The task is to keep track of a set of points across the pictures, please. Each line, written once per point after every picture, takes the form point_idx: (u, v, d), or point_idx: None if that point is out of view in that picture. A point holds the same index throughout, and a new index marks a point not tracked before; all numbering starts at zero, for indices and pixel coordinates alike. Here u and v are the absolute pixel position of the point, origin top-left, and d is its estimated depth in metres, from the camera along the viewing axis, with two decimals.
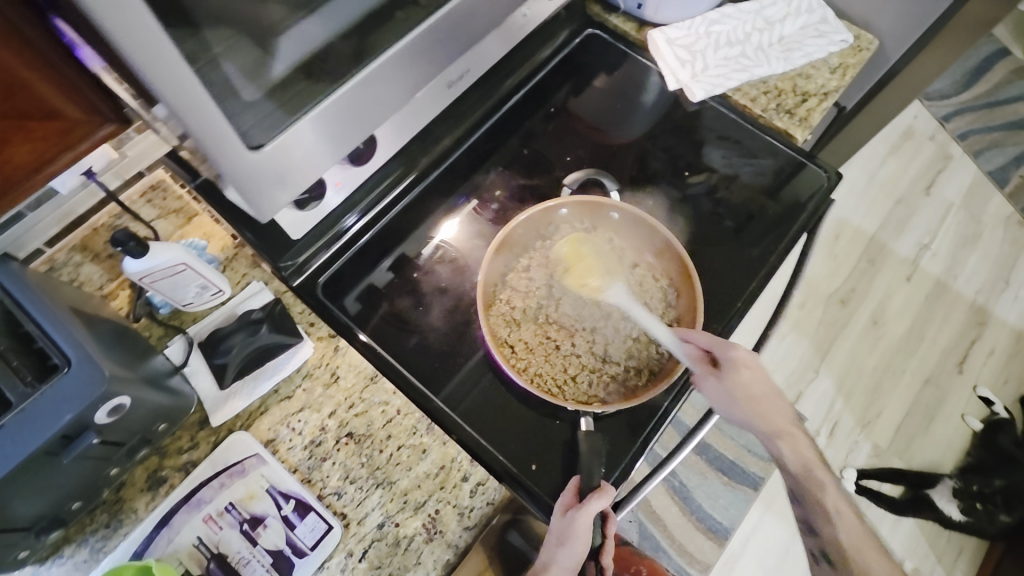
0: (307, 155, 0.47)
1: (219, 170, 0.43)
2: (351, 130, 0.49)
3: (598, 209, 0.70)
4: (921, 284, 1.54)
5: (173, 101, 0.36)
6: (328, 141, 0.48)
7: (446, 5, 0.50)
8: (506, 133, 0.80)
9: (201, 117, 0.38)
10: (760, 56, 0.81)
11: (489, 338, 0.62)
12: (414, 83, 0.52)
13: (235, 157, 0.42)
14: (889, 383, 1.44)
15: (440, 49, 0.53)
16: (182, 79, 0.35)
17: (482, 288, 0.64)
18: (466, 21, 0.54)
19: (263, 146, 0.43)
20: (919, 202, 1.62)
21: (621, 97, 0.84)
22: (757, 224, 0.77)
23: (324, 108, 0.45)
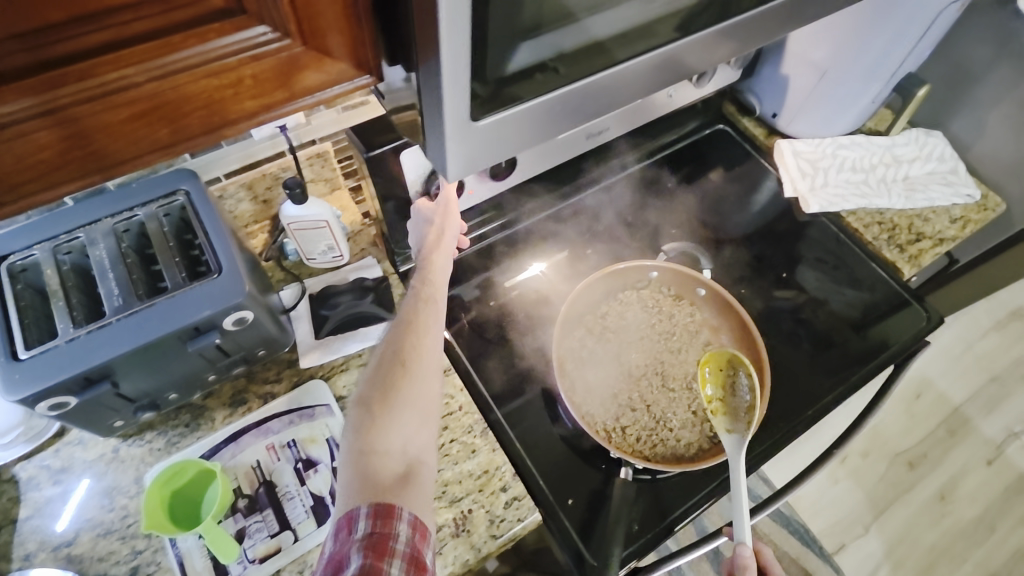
0: (503, 142, 0.48)
1: (435, 128, 0.43)
2: (540, 130, 0.50)
3: (684, 281, 0.72)
4: (1002, 473, 1.42)
5: (444, 62, 0.37)
6: (522, 132, 0.48)
7: (662, 48, 0.52)
8: (620, 196, 0.86)
9: (453, 80, 0.39)
10: (881, 187, 0.83)
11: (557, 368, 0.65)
12: (596, 109, 0.52)
13: (457, 124, 0.43)
14: (946, 568, 1.31)
15: (643, 83, 0.54)
16: (460, 46, 0.37)
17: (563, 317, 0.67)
18: (668, 70, 0.55)
19: (479, 120, 0.44)
20: (1016, 386, 1.52)
21: (734, 192, 0.89)
22: (842, 344, 0.77)
23: (535, 104, 0.47)
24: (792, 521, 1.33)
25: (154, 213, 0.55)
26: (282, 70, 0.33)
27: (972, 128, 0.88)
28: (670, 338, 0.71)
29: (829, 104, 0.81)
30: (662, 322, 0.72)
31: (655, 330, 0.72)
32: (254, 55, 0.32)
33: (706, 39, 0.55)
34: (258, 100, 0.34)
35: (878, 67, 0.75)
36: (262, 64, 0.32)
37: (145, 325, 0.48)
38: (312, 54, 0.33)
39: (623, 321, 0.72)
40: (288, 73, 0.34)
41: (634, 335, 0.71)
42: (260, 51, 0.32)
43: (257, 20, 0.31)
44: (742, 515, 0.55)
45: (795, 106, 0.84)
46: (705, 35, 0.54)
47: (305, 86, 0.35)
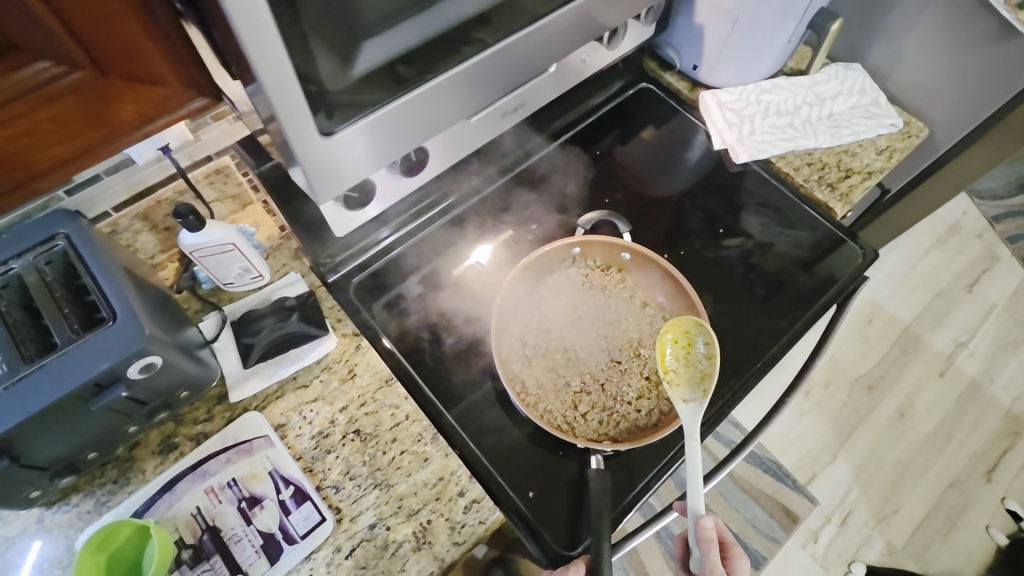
0: (370, 149, 0.48)
1: (292, 151, 0.44)
2: (408, 132, 0.50)
3: (609, 249, 0.70)
4: (954, 383, 1.49)
5: (268, 80, 0.38)
6: (392, 134, 0.49)
7: (534, 25, 0.52)
8: (551, 170, 0.83)
9: (286, 99, 0.39)
10: (807, 128, 0.83)
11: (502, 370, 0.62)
12: (467, 104, 0.53)
13: (307, 141, 0.43)
14: (911, 481, 1.38)
15: (523, 62, 0.54)
16: (278, 64, 0.37)
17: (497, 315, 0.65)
18: (548, 42, 0.55)
19: (334, 133, 0.45)
20: (960, 298, 1.59)
21: (666, 150, 0.87)
22: (787, 293, 0.77)
23: (399, 105, 0.47)
24: (765, 459, 1.37)
25: (31, 263, 0.50)
26: (100, 108, 0.42)
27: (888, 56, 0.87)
28: (607, 310, 0.70)
29: (749, 51, 0.80)
30: (598, 295, 0.70)
31: (592, 306, 0.70)
32: (66, 94, 0.40)
33: None
34: (89, 138, 0.43)
35: (789, 6, 0.74)
36: (55, 93, 0.40)
37: (35, 391, 0.44)
38: (118, 85, 0.42)
39: (561, 304, 0.70)
40: (109, 108, 0.43)
41: (573, 314, 0.69)
42: (52, 83, 0.39)
43: (35, 57, 0.39)
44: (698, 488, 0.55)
45: (716, 57, 0.82)
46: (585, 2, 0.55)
47: (123, 115, 0.43)
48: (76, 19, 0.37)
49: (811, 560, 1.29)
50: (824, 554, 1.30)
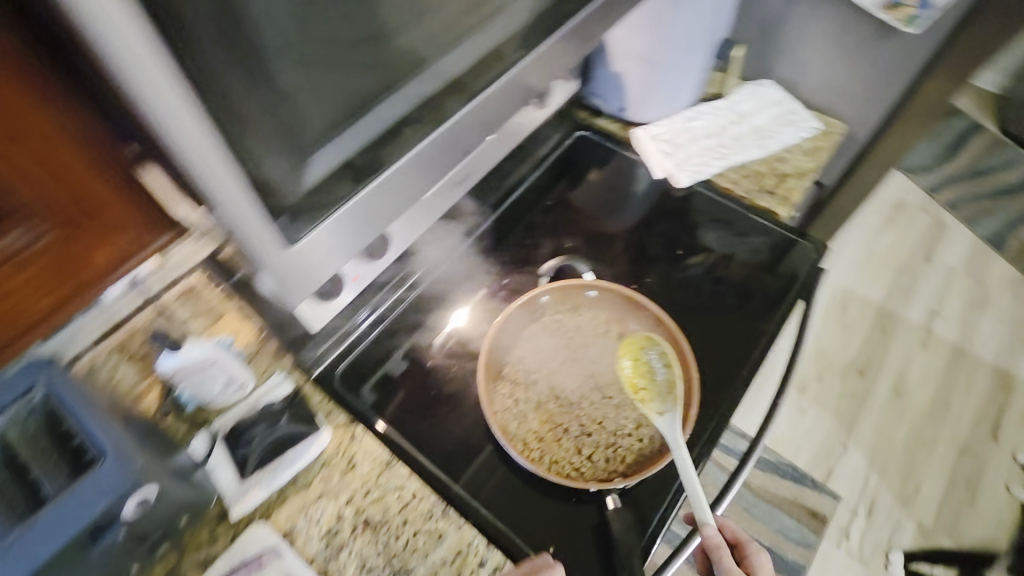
0: (343, 244, 0.45)
1: (260, 263, 0.41)
2: (378, 217, 0.47)
3: (574, 292, 0.72)
4: (938, 351, 1.53)
5: (216, 199, 0.34)
6: (365, 221, 0.45)
7: (496, 84, 0.50)
8: (510, 225, 0.85)
9: (241, 220, 0.37)
10: (736, 144, 0.89)
11: (501, 434, 0.62)
12: (439, 175, 0.50)
13: (271, 253, 0.40)
14: (924, 456, 1.39)
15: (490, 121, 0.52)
16: (229, 186, 0.34)
17: (483, 380, 0.65)
18: (510, 99, 0.53)
19: (299, 240, 0.41)
20: (921, 269, 1.66)
21: (612, 188, 0.91)
22: (755, 301, 0.80)
23: (370, 191, 0.44)
24: (780, 464, 1.36)
25: (12, 417, 0.49)
26: (71, 265, 0.41)
27: (799, 66, 0.94)
28: (588, 349, 0.71)
29: (672, 81, 0.86)
30: (576, 336, 0.71)
31: (573, 347, 0.71)
32: (38, 256, 0.38)
33: (545, 54, 0.55)
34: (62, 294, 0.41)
35: (697, 35, 0.80)
36: (27, 258, 0.38)
37: (31, 550, 0.43)
38: (94, 234, 0.41)
39: (540, 354, 0.70)
40: (80, 262, 0.41)
41: (555, 361, 0.70)
42: (27, 248, 0.37)
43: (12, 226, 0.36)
44: (700, 497, 0.55)
45: (644, 93, 0.88)
46: (528, 64, 0.53)
47: (98, 265, 0.43)
48: (54, 178, 0.37)
49: (848, 558, 1.27)
50: (860, 550, 1.28)
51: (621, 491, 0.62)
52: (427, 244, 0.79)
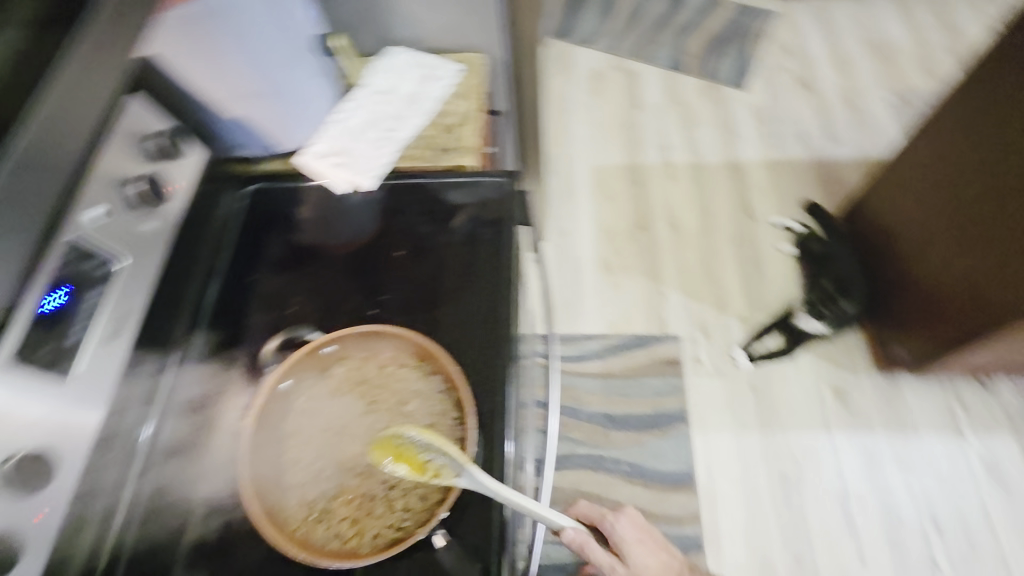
0: None
1: None
2: None
3: (311, 358, 0.64)
4: (682, 175, 1.76)
5: None
6: None
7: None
8: (225, 317, 0.74)
9: None
10: (396, 119, 0.87)
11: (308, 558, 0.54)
12: None
13: None
14: (715, 262, 1.60)
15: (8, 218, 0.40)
16: None
17: (258, 515, 0.55)
18: (28, 180, 0.41)
19: None
20: (638, 117, 1.88)
21: (325, 218, 0.82)
22: (480, 253, 0.77)
23: None
24: (624, 341, 1.50)
25: None
26: None
27: (414, 18, 0.94)
28: (354, 402, 0.64)
29: (292, 92, 0.78)
30: (337, 398, 0.64)
31: (339, 411, 0.63)
32: None
33: (65, 88, 0.44)
34: None
35: (277, 37, 0.71)
36: None
37: None
38: None
39: (312, 444, 0.61)
40: None
41: (332, 443, 0.61)
42: None
43: None
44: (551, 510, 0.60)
45: (276, 118, 0.79)
46: (24, 140, 0.41)
47: None
48: None
49: (709, 377, 1.44)
50: (713, 365, 1.46)
51: (447, 523, 0.59)
52: (139, 393, 0.65)
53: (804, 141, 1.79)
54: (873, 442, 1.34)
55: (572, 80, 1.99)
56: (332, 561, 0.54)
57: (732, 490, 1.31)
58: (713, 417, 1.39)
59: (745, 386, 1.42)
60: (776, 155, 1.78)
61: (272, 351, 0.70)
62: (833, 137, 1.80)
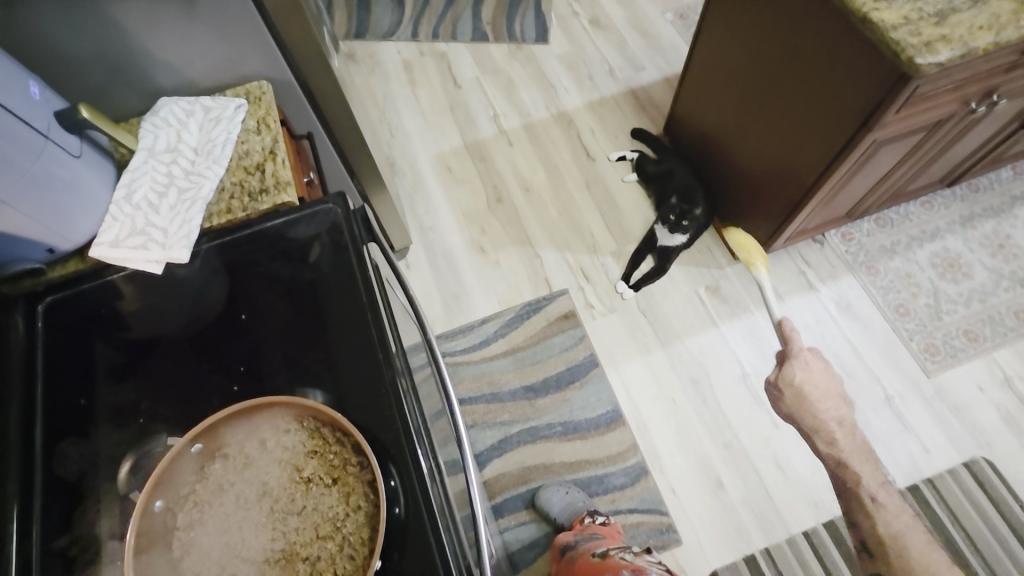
0: None
1: None
2: None
3: (175, 468, 0.57)
4: (520, 139, 1.79)
5: None
6: None
7: None
8: (61, 454, 0.62)
9: None
10: (193, 177, 0.79)
11: None
12: None
13: None
14: (576, 211, 1.67)
15: None
16: None
17: None
18: None
19: None
20: (461, 95, 1.88)
21: (150, 306, 0.73)
22: (332, 283, 0.72)
23: None
24: (519, 312, 1.53)
25: None
26: None
27: (174, 59, 0.84)
28: (247, 493, 0.59)
29: (54, 185, 0.65)
30: (227, 495, 0.58)
31: (233, 508, 0.58)
32: None
33: None
34: None
35: (8, 125, 0.59)
36: None
37: None
38: None
39: (213, 556, 0.55)
40: None
41: (233, 546, 0.56)
42: None
43: None
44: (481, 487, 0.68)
45: (45, 222, 0.66)
46: None
47: None
48: None
49: (605, 317, 1.51)
50: (603, 305, 1.53)
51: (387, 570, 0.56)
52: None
53: (614, 76, 1.90)
54: (753, 321, 1.50)
55: (384, 76, 1.93)
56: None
57: (657, 410, 1.40)
58: (619, 351, 1.47)
59: (637, 314, 1.51)
60: (595, 96, 1.87)
61: (126, 477, 0.61)
62: (637, 66, 1.92)
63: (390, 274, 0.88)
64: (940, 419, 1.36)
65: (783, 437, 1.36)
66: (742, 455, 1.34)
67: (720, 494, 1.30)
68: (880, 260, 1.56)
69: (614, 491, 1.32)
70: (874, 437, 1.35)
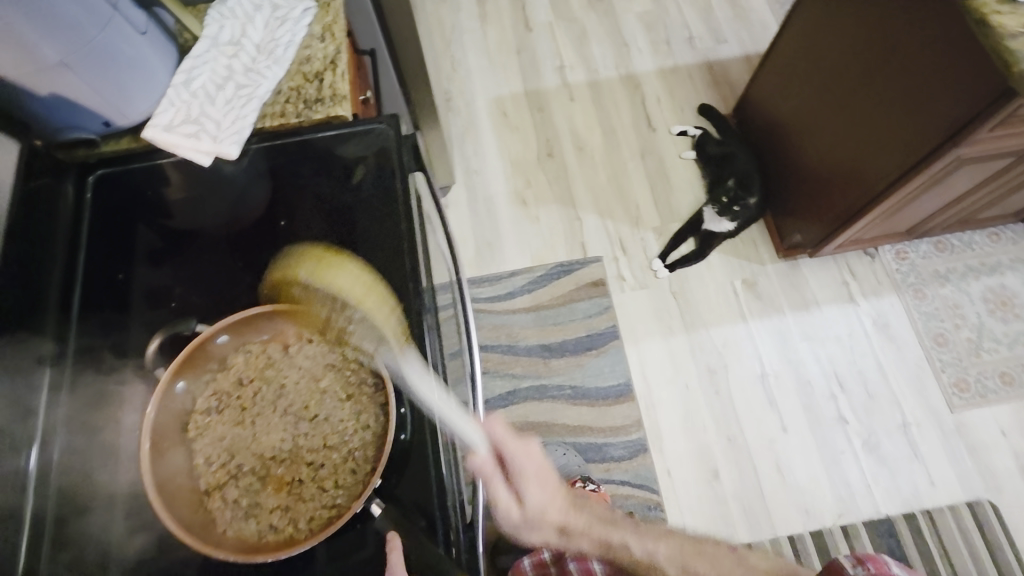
0: None
1: None
2: None
3: (199, 355, 0.58)
4: (582, 95, 1.73)
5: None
6: None
7: None
8: (97, 326, 0.65)
9: None
10: (252, 75, 0.78)
11: (243, 556, 0.51)
12: None
13: None
14: (625, 179, 1.62)
15: None
16: None
17: (176, 527, 0.51)
18: None
19: None
20: (530, 39, 1.81)
21: (191, 196, 0.73)
22: (376, 206, 0.71)
23: None
24: (549, 271, 1.51)
25: None
26: None
27: None
28: (263, 392, 0.60)
29: (115, 60, 0.64)
30: (245, 392, 0.60)
31: (247, 404, 0.60)
32: None
33: None
34: None
35: None
36: None
37: None
38: None
39: (226, 443, 0.58)
40: None
41: (246, 437, 0.58)
42: None
43: None
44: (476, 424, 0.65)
45: (104, 95, 0.66)
46: None
47: None
48: None
49: (634, 292, 1.49)
50: (634, 279, 1.50)
51: (385, 491, 0.58)
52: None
53: (693, 44, 1.80)
54: (783, 322, 1.46)
55: (455, 6, 1.86)
56: (268, 555, 0.52)
57: (668, 391, 1.39)
58: (642, 327, 1.45)
59: (666, 294, 1.48)
60: (668, 62, 1.77)
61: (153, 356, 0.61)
62: (719, 37, 1.81)
63: (432, 210, 0.87)
64: (955, 457, 1.32)
65: (789, 441, 1.34)
66: (743, 451, 1.34)
67: (714, 485, 1.31)
68: (930, 285, 1.48)
69: (610, 461, 1.33)
70: (881, 459, 1.33)
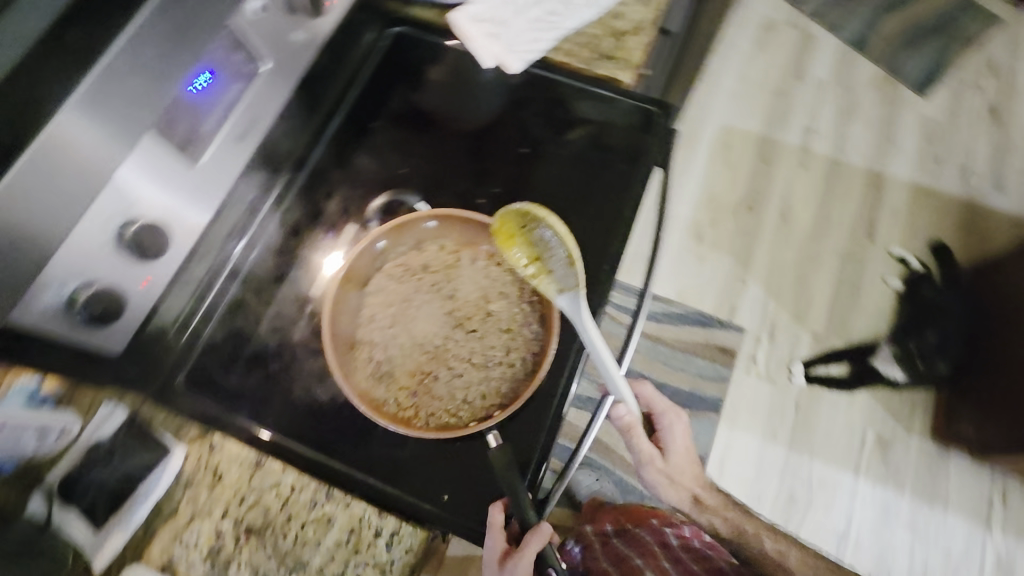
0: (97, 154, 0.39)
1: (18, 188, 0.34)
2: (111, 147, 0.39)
3: (408, 227, 0.63)
4: (816, 168, 1.60)
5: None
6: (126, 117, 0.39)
7: None
8: (336, 162, 0.73)
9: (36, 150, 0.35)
10: (565, 8, 0.74)
11: (367, 410, 0.57)
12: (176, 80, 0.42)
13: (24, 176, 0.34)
14: (812, 271, 1.50)
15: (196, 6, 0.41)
16: None
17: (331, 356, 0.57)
18: None
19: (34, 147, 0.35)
20: (795, 89, 1.68)
21: (458, 87, 0.77)
22: (607, 181, 0.73)
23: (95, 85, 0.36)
24: (689, 314, 1.45)
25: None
26: None
27: None
28: (441, 285, 0.64)
29: None
30: (426, 277, 0.64)
31: (423, 287, 0.64)
32: None
33: None
34: None
35: None
36: None
37: None
38: None
39: (392, 310, 0.63)
40: None
41: (409, 314, 0.63)
42: None
43: None
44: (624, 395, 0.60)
45: None
46: None
47: None
48: None
49: (758, 380, 1.40)
50: (766, 369, 1.40)
51: (501, 424, 0.60)
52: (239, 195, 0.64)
53: (964, 176, 1.59)
54: (896, 497, 1.31)
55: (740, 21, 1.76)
56: (387, 424, 0.57)
57: (740, 490, 1.30)
58: (748, 416, 1.36)
59: (790, 401, 1.38)
60: (925, 181, 1.59)
61: (378, 208, 0.71)
62: (998, 184, 1.58)
63: None
64: None
65: None
66: None
67: None
68: None
69: None
70: None
